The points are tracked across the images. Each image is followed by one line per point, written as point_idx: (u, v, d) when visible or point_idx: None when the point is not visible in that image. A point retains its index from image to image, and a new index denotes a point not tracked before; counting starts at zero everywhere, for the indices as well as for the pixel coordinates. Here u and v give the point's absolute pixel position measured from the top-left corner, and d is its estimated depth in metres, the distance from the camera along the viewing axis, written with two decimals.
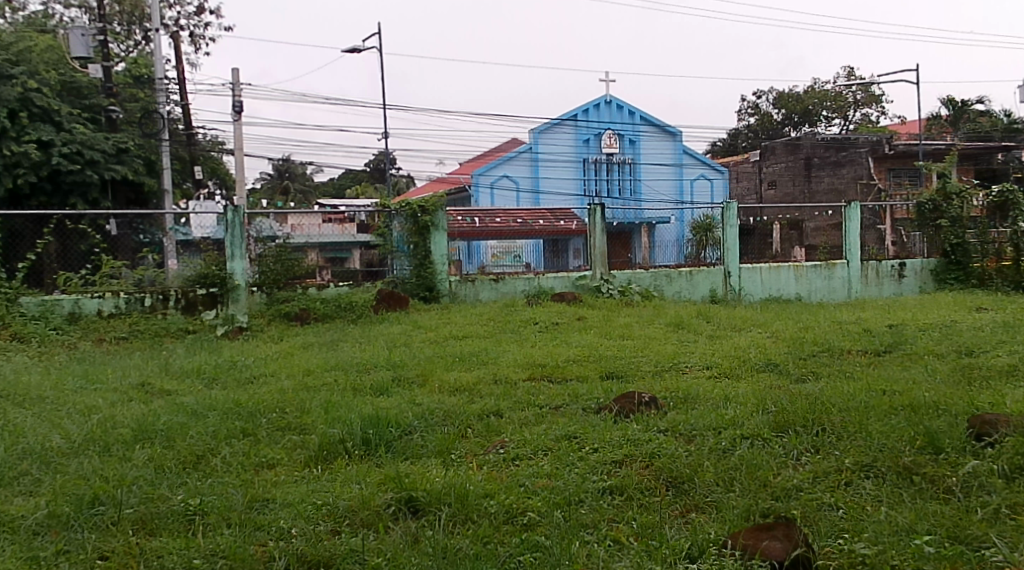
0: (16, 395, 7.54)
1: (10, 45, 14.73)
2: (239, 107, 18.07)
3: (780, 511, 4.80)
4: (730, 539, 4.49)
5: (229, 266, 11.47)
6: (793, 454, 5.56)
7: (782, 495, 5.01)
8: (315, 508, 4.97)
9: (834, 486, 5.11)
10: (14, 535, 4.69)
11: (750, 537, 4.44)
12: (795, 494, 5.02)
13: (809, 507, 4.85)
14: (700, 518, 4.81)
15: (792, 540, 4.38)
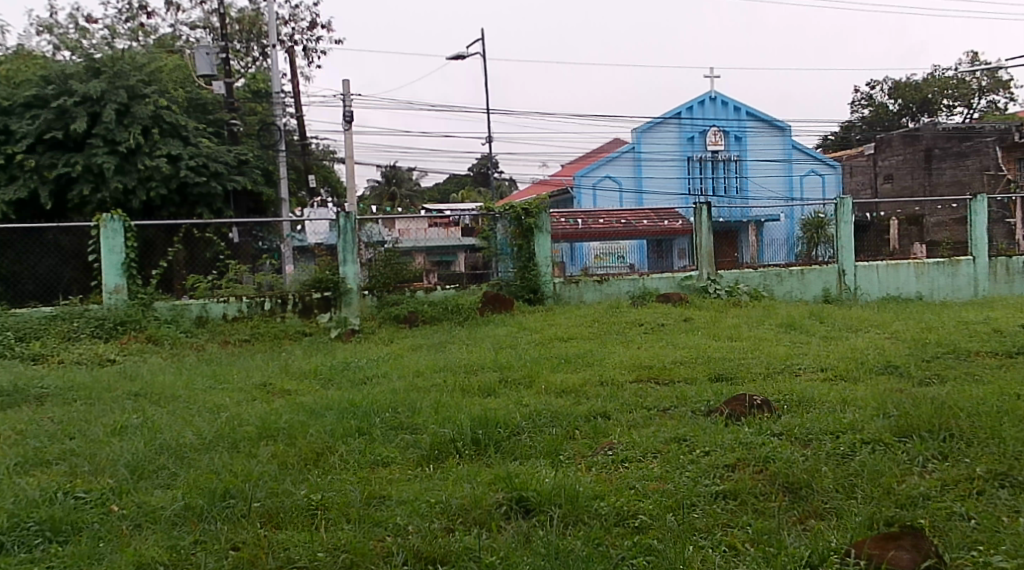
0: (151, 394, 8.01)
1: (142, 66, 15.62)
2: (350, 116, 18.62)
3: (905, 520, 4.73)
4: (853, 547, 4.45)
5: (342, 271, 11.85)
6: (918, 461, 5.45)
7: (907, 503, 4.94)
8: (429, 506, 5.14)
9: (965, 495, 5.00)
10: (155, 526, 5.02)
11: (874, 547, 4.40)
12: (921, 503, 4.94)
13: (936, 516, 4.77)
14: (820, 525, 4.78)
15: (920, 551, 4.34)
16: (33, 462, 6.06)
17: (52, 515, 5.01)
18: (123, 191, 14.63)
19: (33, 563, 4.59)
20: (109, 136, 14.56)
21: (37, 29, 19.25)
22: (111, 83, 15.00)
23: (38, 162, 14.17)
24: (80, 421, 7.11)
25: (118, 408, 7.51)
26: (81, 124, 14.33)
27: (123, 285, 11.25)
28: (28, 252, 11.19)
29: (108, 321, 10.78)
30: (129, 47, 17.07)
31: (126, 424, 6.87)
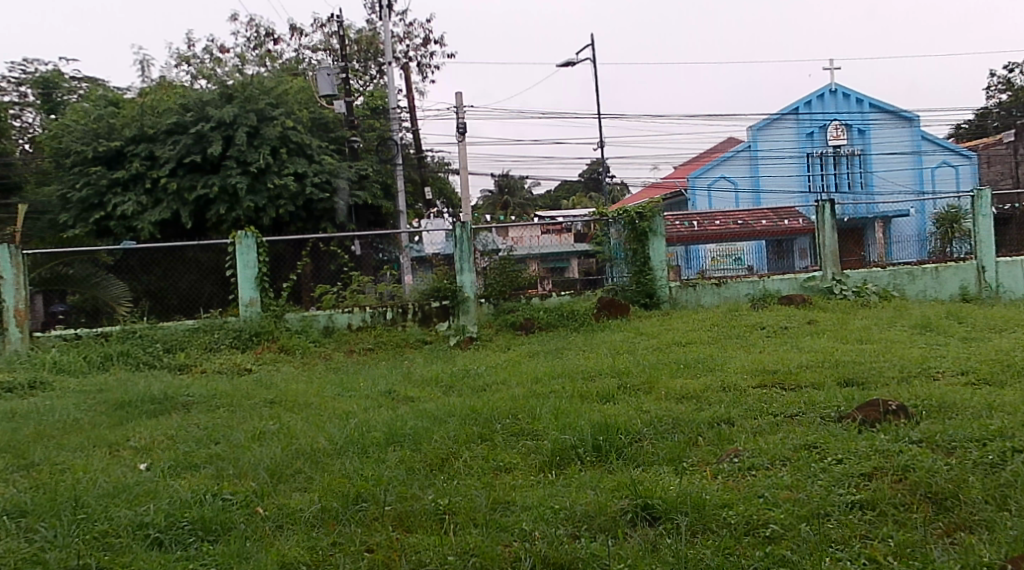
0: (286, 401, 8.32)
1: (270, 89, 16.31)
2: (464, 128, 18.88)
3: None
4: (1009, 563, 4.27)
5: (458, 280, 11.98)
6: None
7: None
8: (555, 512, 5.17)
9: None
10: (295, 527, 5.22)
11: None
12: None
13: None
14: (969, 538, 4.60)
15: None
16: (183, 465, 6.41)
17: (202, 515, 5.28)
18: (253, 210, 15.23)
19: (188, 561, 4.85)
20: (242, 157, 15.26)
21: (174, 61, 20.33)
22: (243, 107, 15.75)
23: (180, 186, 15.13)
24: (223, 427, 7.45)
25: (256, 414, 7.83)
26: (217, 147, 15.07)
27: (257, 297, 11.70)
28: (172, 271, 11.85)
29: (244, 332, 11.27)
30: (257, 72, 17.83)
31: (264, 430, 7.17)
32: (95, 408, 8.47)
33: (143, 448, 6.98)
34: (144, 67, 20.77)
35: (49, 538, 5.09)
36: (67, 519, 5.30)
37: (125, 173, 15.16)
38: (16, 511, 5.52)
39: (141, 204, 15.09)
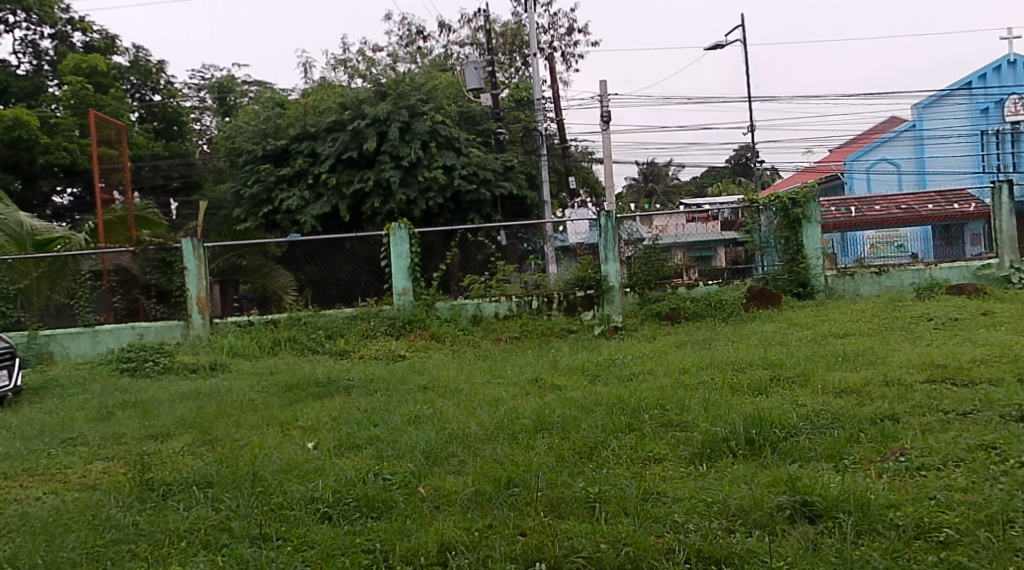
0: (438, 387, 8.55)
1: (421, 85, 16.70)
2: (608, 116, 18.79)
3: None
4: None
5: (603, 269, 11.89)
6: None
7: None
8: (708, 505, 5.11)
9: None
10: (452, 508, 5.38)
11: None
12: None
13: None
14: None
15: None
16: (346, 445, 6.69)
17: (365, 493, 5.53)
18: (405, 202, 15.68)
19: (355, 534, 5.09)
20: (395, 152, 15.69)
21: (332, 63, 21.14)
22: (395, 104, 16.18)
23: (338, 181, 15.82)
24: (381, 410, 7.73)
25: (410, 399, 8.08)
26: (371, 143, 15.58)
27: (409, 287, 12.02)
28: (330, 263, 12.38)
29: (398, 320, 11.64)
30: (407, 69, 18.34)
31: (419, 414, 7.40)
32: (266, 389, 8.97)
33: (310, 427, 7.34)
34: (306, 68, 21.69)
35: (232, 508, 5.46)
36: (248, 491, 5.68)
37: (290, 169, 16.12)
38: (203, 482, 5.93)
39: (305, 198, 15.97)
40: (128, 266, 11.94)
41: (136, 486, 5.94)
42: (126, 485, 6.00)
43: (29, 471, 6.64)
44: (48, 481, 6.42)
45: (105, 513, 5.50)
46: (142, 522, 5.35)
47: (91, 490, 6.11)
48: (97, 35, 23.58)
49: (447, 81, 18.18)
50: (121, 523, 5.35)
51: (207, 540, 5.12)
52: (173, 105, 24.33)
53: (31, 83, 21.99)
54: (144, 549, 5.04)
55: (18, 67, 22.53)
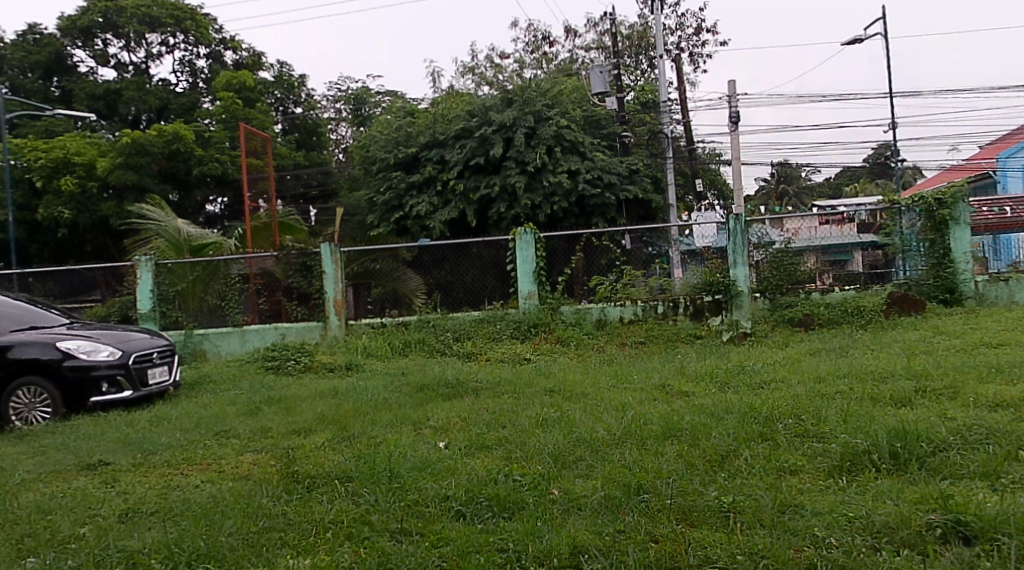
0: (564, 390, 8.54)
1: (546, 91, 16.76)
2: (737, 116, 18.40)
3: None
4: None
5: (732, 273, 11.62)
6: None
7: None
8: (849, 520, 4.92)
9: None
10: (583, 511, 5.35)
11: None
12: None
13: None
14: None
15: None
16: (476, 446, 6.75)
17: (497, 493, 5.56)
18: (530, 207, 15.74)
19: (487, 533, 5.13)
20: (521, 158, 15.76)
21: (460, 70, 21.48)
22: (521, 110, 16.28)
23: (465, 187, 16.04)
24: (509, 411, 7.78)
25: (537, 402, 8.09)
26: (497, 149, 15.72)
27: (534, 291, 12.07)
28: (458, 266, 12.47)
29: (523, 323, 11.69)
30: (533, 75, 18.50)
31: (546, 417, 7.40)
32: (399, 390, 9.15)
33: (442, 427, 7.44)
34: (435, 77, 22.09)
35: (372, 502, 5.60)
36: (385, 486, 5.81)
37: (420, 177, 16.47)
38: (343, 476, 6.10)
39: (434, 204, 16.28)
40: (272, 270, 12.45)
41: (284, 477, 6.16)
42: (275, 476, 6.24)
43: (187, 459, 6.98)
44: (205, 470, 6.73)
45: (256, 502, 5.72)
46: (290, 512, 5.54)
47: (244, 479, 6.37)
48: (246, 53, 24.71)
49: (573, 86, 18.18)
50: (271, 512, 5.55)
51: (349, 531, 5.24)
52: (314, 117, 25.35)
53: (188, 98, 23.14)
54: (292, 537, 5.21)
55: (176, 85, 23.85)
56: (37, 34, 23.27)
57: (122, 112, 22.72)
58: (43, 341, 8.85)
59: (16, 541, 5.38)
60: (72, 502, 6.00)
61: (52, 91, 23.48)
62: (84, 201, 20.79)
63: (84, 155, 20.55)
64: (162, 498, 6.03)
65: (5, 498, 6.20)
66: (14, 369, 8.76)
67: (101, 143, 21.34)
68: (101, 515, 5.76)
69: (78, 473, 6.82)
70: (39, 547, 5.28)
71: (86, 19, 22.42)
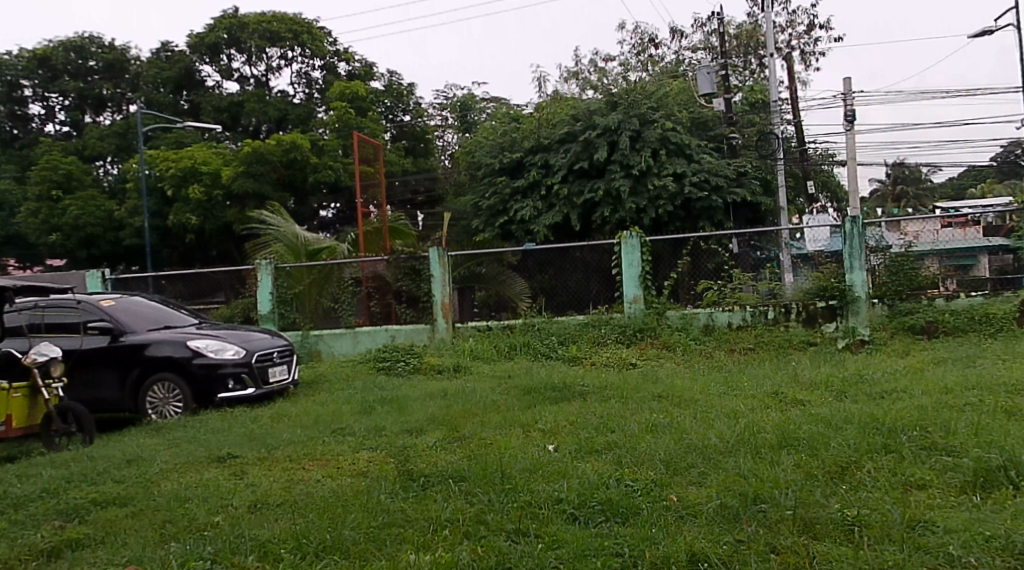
0: (673, 396, 8.38)
1: (652, 94, 16.43)
2: (852, 116, 17.82)
3: None
4: None
5: (847, 278, 11.23)
6: None
7: None
8: (986, 540, 4.66)
9: None
10: (699, 519, 5.21)
11: None
12: None
13: None
14: None
15: None
16: (586, 450, 6.68)
17: (610, 498, 5.47)
18: (635, 211, 15.56)
19: (602, 537, 5.05)
20: (625, 161, 15.58)
21: (565, 75, 21.41)
22: (626, 113, 16.07)
23: (570, 191, 15.98)
24: (618, 416, 7.66)
25: (646, 408, 7.95)
26: (602, 153, 15.61)
27: (640, 295, 11.95)
28: (561, 271, 12.41)
29: (629, 328, 11.57)
30: (640, 78, 18.32)
31: (656, 423, 7.27)
32: (506, 392, 9.15)
33: (550, 430, 7.38)
34: (540, 82, 22.10)
35: (486, 503, 5.59)
36: (497, 488, 5.80)
37: (525, 181, 16.50)
38: (457, 476, 6.11)
39: (538, 209, 16.31)
40: (383, 273, 12.68)
41: (400, 475, 6.23)
42: (391, 475, 6.30)
43: (307, 455, 7.12)
44: (325, 465, 6.85)
45: (375, 499, 5.80)
46: (408, 509, 5.58)
47: (361, 476, 6.46)
48: (358, 64, 25.26)
49: (680, 87, 17.91)
50: (389, 508, 5.61)
51: (466, 530, 5.24)
52: (421, 124, 26.10)
53: (304, 109, 23.76)
54: (412, 533, 5.23)
55: (294, 96, 24.52)
56: (170, 52, 24.79)
57: (245, 124, 23.59)
58: (176, 339, 9.17)
59: (157, 527, 5.57)
60: (205, 492, 6.18)
61: (181, 105, 24.74)
62: (209, 207, 21.70)
63: (209, 164, 21.29)
64: (286, 491, 6.15)
65: (145, 486, 6.44)
66: (149, 366, 9.12)
67: (225, 152, 22.13)
68: (232, 505, 5.91)
69: (209, 464, 7.04)
70: (177, 533, 5.45)
71: (212, 35, 23.43)
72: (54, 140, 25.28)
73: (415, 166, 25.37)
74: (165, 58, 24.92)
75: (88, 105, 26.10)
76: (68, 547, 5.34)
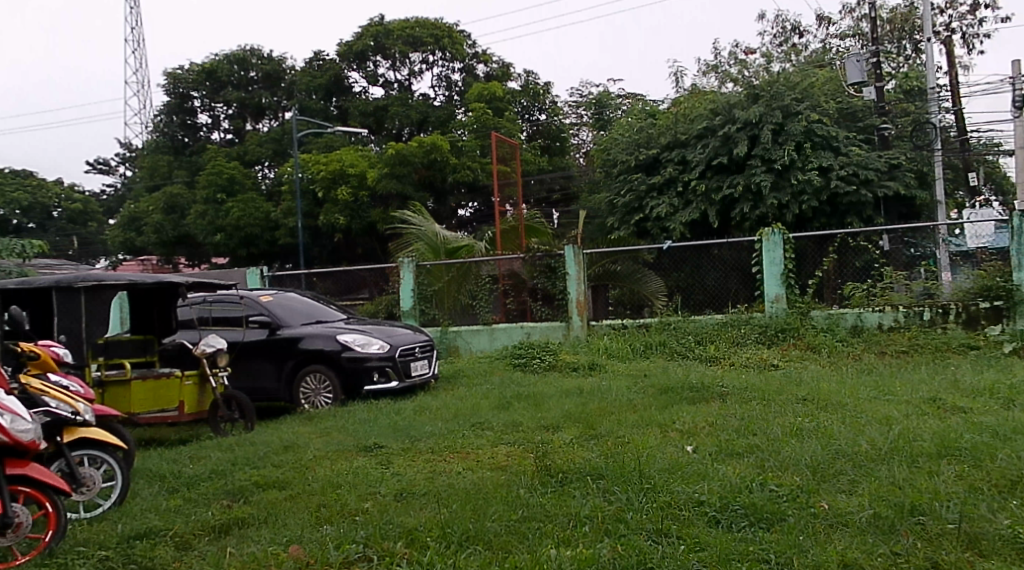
0: (818, 399, 8.12)
1: (796, 84, 15.93)
2: (1019, 101, 16.82)
3: None
4: None
5: (1015, 277, 10.67)
6: None
7: None
8: None
9: None
10: (850, 527, 5.05)
11: None
12: None
13: None
14: None
15: None
16: (727, 452, 6.55)
17: (753, 502, 5.36)
18: (778, 207, 15.16)
19: (748, 542, 4.96)
20: (767, 155, 15.21)
21: (705, 68, 21.02)
22: (768, 105, 15.66)
23: (708, 187, 15.72)
24: (760, 419, 7.49)
25: (790, 411, 7.75)
26: (742, 147, 15.27)
27: (782, 294, 11.65)
28: (699, 268, 12.17)
29: (770, 328, 11.28)
30: (784, 68, 17.81)
31: (801, 427, 7.07)
32: (643, 391, 9.09)
33: (688, 431, 7.29)
34: (678, 77, 21.82)
35: (626, 501, 5.57)
36: (637, 487, 5.76)
37: (661, 178, 16.33)
38: (595, 473, 6.12)
39: (674, 205, 16.11)
40: (519, 271, 12.80)
41: (539, 471, 6.27)
42: (530, 470, 6.36)
43: (449, 447, 7.26)
44: (464, 458, 6.97)
45: (514, 493, 5.87)
46: (547, 504, 5.63)
47: (501, 469, 6.56)
48: (496, 65, 25.58)
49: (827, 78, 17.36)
50: (529, 502, 5.67)
51: (606, 528, 5.23)
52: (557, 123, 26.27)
53: (445, 111, 24.19)
54: (552, 528, 5.27)
55: (435, 99, 25.00)
56: (321, 60, 25.82)
57: (389, 128, 24.23)
58: (326, 333, 9.53)
59: (313, 510, 5.80)
60: (355, 479, 6.40)
61: (331, 110, 25.69)
62: (356, 207, 22.47)
63: (356, 166, 22.23)
64: (430, 482, 6.30)
65: (301, 472, 6.72)
66: (302, 358, 9.51)
67: (370, 155, 22.92)
68: (380, 492, 6.10)
69: (357, 453, 7.28)
70: (330, 517, 5.65)
71: (359, 43, 24.30)
72: (218, 147, 26.72)
73: (551, 164, 25.52)
74: (317, 67, 25.93)
75: (249, 114, 27.48)
76: (235, 525, 5.63)
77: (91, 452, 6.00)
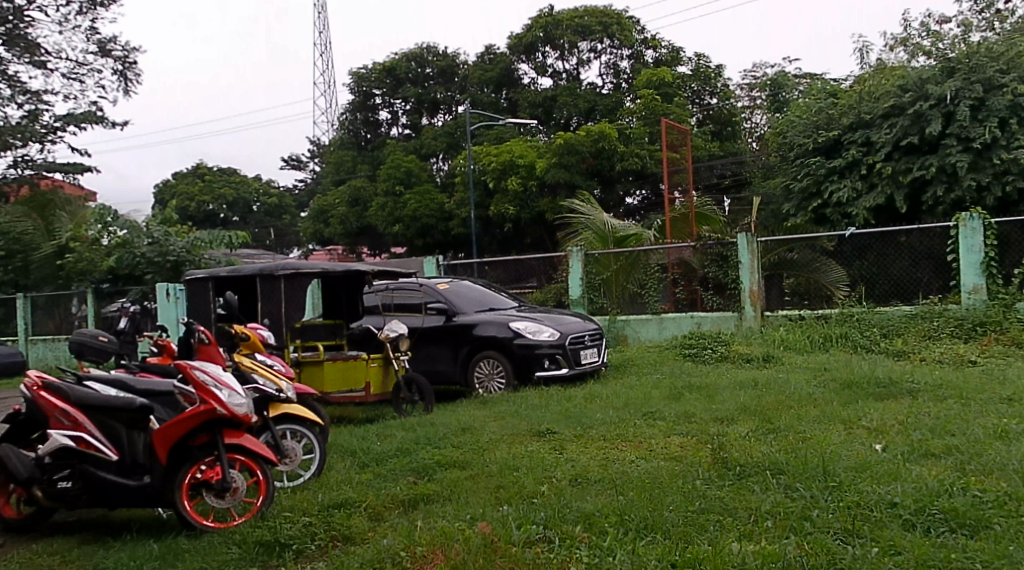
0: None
1: (1001, 54, 14.64)
2: None
3: None
4: None
5: None
6: None
7: None
8: None
9: None
10: None
11: None
12: None
13: None
14: None
15: None
16: (920, 453, 6.15)
17: (954, 507, 5.00)
18: (976, 189, 14.15)
19: (950, 548, 4.63)
20: (964, 134, 14.22)
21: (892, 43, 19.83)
22: (967, 79, 14.58)
23: (895, 169, 14.88)
24: (959, 418, 7.00)
25: (995, 411, 7.19)
26: (936, 125, 14.25)
27: (982, 284, 10.90)
28: (885, 256, 11.46)
29: (967, 322, 10.58)
30: (984, 38, 16.57)
31: (1007, 429, 6.55)
32: (825, 385, 8.69)
33: (876, 428, 6.90)
34: (863, 52, 20.67)
35: (811, 499, 5.33)
36: (822, 484, 5.50)
37: (842, 161, 15.62)
38: (774, 468, 5.89)
39: (857, 189, 15.38)
40: (689, 260, 12.55)
41: (715, 463, 6.10)
42: (706, 462, 6.20)
43: (621, 436, 7.17)
44: (637, 447, 6.86)
45: (691, 484, 5.72)
46: (727, 497, 5.45)
47: (675, 460, 6.41)
48: (666, 50, 25.13)
49: None
50: (706, 494, 5.52)
51: (791, 525, 5.01)
52: (730, 106, 25.53)
53: (613, 99, 23.97)
54: (733, 522, 5.10)
55: (603, 87, 24.85)
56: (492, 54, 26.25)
57: (557, 117, 24.31)
58: (500, 320, 9.62)
59: (493, 491, 5.85)
60: (532, 463, 6.42)
61: (501, 103, 26.10)
62: (526, 197, 22.71)
63: (526, 157, 22.47)
64: (604, 469, 6.24)
65: (480, 453, 6.81)
66: (477, 344, 9.65)
67: (540, 145, 23.09)
68: (555, 477, 6.09)
69: (531, 438, 7.31)
70: (509, 498, 5.69)
71: (529, 35, 24.51)
72: (397, 141, 27.58)
73: (722, 150, 24.86)
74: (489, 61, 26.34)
75: (425, 108, 28.06)
76: (420, 501, 5.76)
77: (293, 426, 6.35)
